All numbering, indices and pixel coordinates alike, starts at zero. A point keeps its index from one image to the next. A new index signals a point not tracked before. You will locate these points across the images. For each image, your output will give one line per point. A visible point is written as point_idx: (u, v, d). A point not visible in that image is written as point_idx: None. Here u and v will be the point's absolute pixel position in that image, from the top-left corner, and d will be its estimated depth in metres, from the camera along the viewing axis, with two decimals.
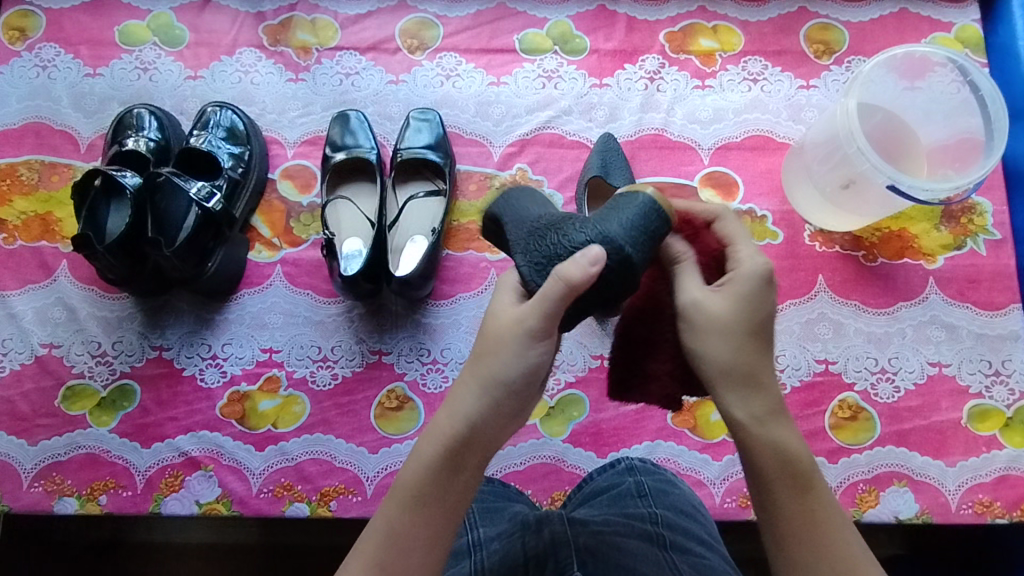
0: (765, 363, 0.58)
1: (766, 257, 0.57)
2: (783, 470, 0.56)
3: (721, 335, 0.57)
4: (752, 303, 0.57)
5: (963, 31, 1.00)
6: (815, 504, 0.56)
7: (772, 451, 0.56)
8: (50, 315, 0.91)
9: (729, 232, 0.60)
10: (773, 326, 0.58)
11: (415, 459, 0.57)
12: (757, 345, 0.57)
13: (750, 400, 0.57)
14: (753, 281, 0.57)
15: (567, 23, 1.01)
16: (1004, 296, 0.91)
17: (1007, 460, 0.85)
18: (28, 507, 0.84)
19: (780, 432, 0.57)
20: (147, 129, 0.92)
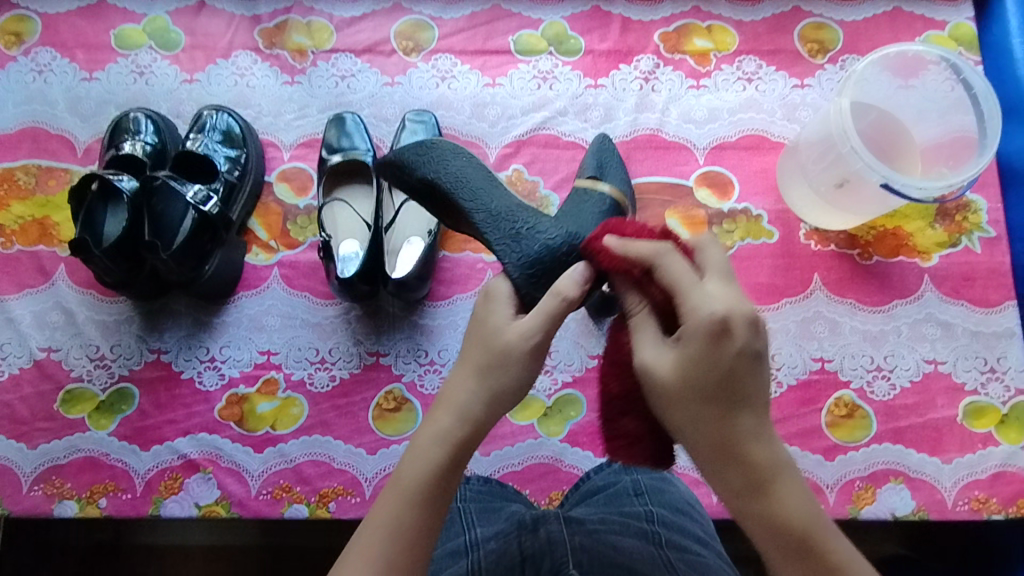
0: (740, 426, 0.51)
1: (710, 308, 0.50)
2: (783, 537, 0.51)
3: (677, 408, 0.51)
4: (699, 365, 0.50)
5: (957, 29, 1.00)
6: (820, 573, 0.51)
7: (765, 520, 0.51)
8: (48, 319, 0.91)
9: (670, 280, 0.52)
10: (738, 381, 0.50)
11: (421, 455, 0.56)
12: (721, 409, 0.51)
13: (729, 472, 0.51)
14: (701, 339, 0.50)
15: (561, 24, 1.01)
16: (999, 293, 0.92)
17: (1003, 457, 0.86)
18: (27, 510, 0.84)
19: (770, 502, 0.51)
20: (144, 133, 0.93)
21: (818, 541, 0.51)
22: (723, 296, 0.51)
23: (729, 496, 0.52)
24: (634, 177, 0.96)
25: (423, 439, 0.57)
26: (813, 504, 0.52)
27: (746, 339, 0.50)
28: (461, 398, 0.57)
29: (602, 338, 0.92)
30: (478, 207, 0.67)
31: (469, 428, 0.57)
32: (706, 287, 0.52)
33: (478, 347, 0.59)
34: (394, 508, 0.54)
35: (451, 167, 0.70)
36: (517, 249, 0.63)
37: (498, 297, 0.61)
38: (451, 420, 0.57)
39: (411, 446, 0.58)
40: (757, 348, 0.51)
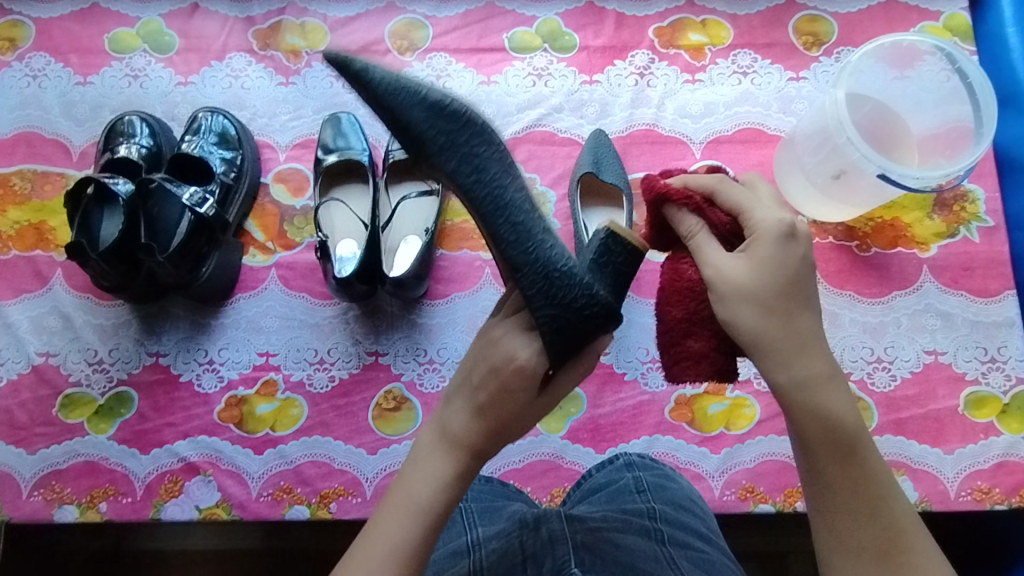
0: (805, 325, 0.57)
1: (780, 216, 0.57)
2: (826, 437, 0.55)
3: (748, 303, 0.56)
4: (771, 265, 0.56)
5: (951, 20, 1.00)
6: (858, 468, 0.55)
7: (807, 420, 0.56)
8: (46, 324, 0.91)
9: (740, 198, 0.60)
10: (802, 282, 0.57)
11: (434, 492, 0.55)
12: (787, 309, 0.56)
13: (792, 368, 0.56)
14: (769, 239, 0.57)
15: (556, 21, 1.01)
16: (998, 283, 0.91)
17: (1005, 446, 0.85)
18: (27, 516, 0.84)
19: (823, 396, 0.55)
20: (139, 136, 0.92)
21: (857, 444, 0.56)
22: (782, 212, 0.59)
23: (788, 389, 0.56)
24: (631, 173, 0.96)
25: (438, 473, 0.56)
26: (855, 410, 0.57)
27: (803, 248, 0.57)
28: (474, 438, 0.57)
29: None
30: (511, 240, 0.56)
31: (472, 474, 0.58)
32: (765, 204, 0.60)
33: (496, 398, 0.56)
34: (410, 539, 0.53)
35: (486, 170, 0.58)
36: (549, 304, 0.56)
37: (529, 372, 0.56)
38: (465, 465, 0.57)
39: (420, 475, 0.56)
40: (811, 255, 0.58)
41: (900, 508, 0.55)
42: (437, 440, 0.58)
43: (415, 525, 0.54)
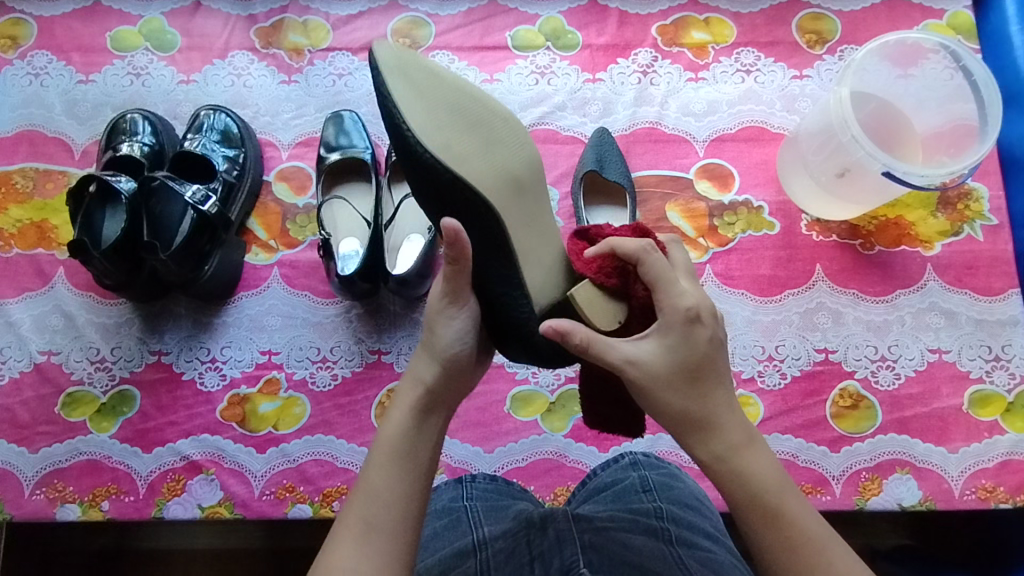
0: (719, 397, 0.58)
1: (687, 302, 0.57)
2: (748, 499, 0.56)
3: (667, 388, 0.57)
4: (681, 352, 0.58)
5: (955, 18, 1.00)
6: (789, 530, 0.55)
7: (734, 487, 0.56)
8: (48, 322, 0.91)
9: (654, 274, 0.58)
10: (713, 361, 0.58)
11: (392, 428, 0.59)
12: (704, 387, 0.58)
13: (713, 440, 0.57)
14: (677, 327, 0.57)
15: (558, 19, 1.01)
16: (1002, 281, 0.91)
17: (1009, 445, 0.85)
18: (29, 514, 0.84)
19: (747, 461, 0.57)
20: (141, 134, 0.92)
21: (782, 506, 0.55)
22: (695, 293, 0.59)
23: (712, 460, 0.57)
24: (634, 171, 0.96)
25: (394, 414, 0.60)
26: (782, 471, 0.57)
27: (713, 326, 0.59)
28: (417, 371, 0.62)
29: None
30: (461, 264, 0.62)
31: (439, 401, 0.61)
32: (678, 283, 0.58)
33: (426, 338, 0.63)
34: (391, 482, 0.56)
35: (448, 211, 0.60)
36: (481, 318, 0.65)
37: (429, 311, 0.63)
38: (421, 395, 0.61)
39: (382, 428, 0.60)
40: (716, 330, 0.59)
41: (841, 560, 0.54)
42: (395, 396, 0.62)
43: (381, 467, 0.57)
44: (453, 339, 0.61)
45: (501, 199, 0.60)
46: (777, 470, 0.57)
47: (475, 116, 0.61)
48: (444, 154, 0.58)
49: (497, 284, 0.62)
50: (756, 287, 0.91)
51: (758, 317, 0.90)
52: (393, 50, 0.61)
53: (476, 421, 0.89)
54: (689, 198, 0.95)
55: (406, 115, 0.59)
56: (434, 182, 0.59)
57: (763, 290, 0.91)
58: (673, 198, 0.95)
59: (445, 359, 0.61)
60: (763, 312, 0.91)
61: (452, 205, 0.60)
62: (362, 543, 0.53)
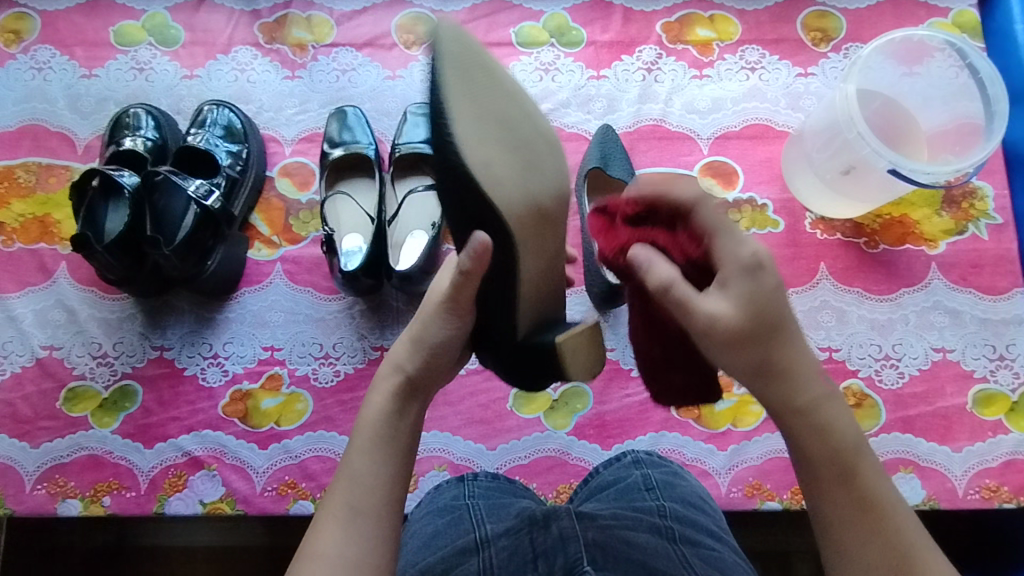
0: (794, 352, 0.58)
1: (749, 249, 0.58)
2: (824, 454, 0.57)
3: (744, 341, 0.58)
4: (754, 303, 0.57)
5: (961, 16, 0.99)
6: (861, 489, 0.55)
7: (812, 442, 0.57)
8: (50, 317, 0.90)
9: (709, 224, 0.60)
10: (784, 314, 0.58)
11: (373, 415, 0.60)
12: (778, 342, 0.58)
13: (791, 394, 0.58)
14: (737, 275, 0.58)
15: (563, 16, 1.01)
16: (1006, 280, 0.91)
17: (1013, 445, 0.85)
18: (30, 509, 0.84)
19: (823, 417, 0.57)
20: (144, 128, 0.92)
21: (854, 463, 0.56)
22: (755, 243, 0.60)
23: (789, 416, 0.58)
24: (638, 168, 0.95)
25: (375, 401, 0.61)
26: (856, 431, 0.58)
27: (775, 273, 0.58)
28: (398, 359, 0.63)
29: (608, 331, 0.92)
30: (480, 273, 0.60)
31: (418, 388, 0.62)
32: (738, 233, 0.60)
33: (412, 329, 0.64)
34: (368, 466, 0.57)
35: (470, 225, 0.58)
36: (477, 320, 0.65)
37: (429, 304, 0.64)
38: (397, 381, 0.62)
39: (361, 413, 0.61)
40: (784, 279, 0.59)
41: (909, 526, 0.54)
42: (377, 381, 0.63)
43: (363, 452, 0.58)
44: (440, 337, 0.62)
45: (522, 226, 0.59)
46: (851, 423, 0.58)
47: (521, 138, 0.60)
48: (481, 169, 0.56)
49: (490, 302, 0.62)
50: None
51: None
52: (459, 39, 0.58)
53: (479, 419, 0.89)
54: None
55: (456, 120, 0.56)
56: (463, 194, 0.56)
57: None
58: None
59: (429, 352, 0.62)
60: None
61: (475, 218, 0.58)
62: (346, 525, 0.54)
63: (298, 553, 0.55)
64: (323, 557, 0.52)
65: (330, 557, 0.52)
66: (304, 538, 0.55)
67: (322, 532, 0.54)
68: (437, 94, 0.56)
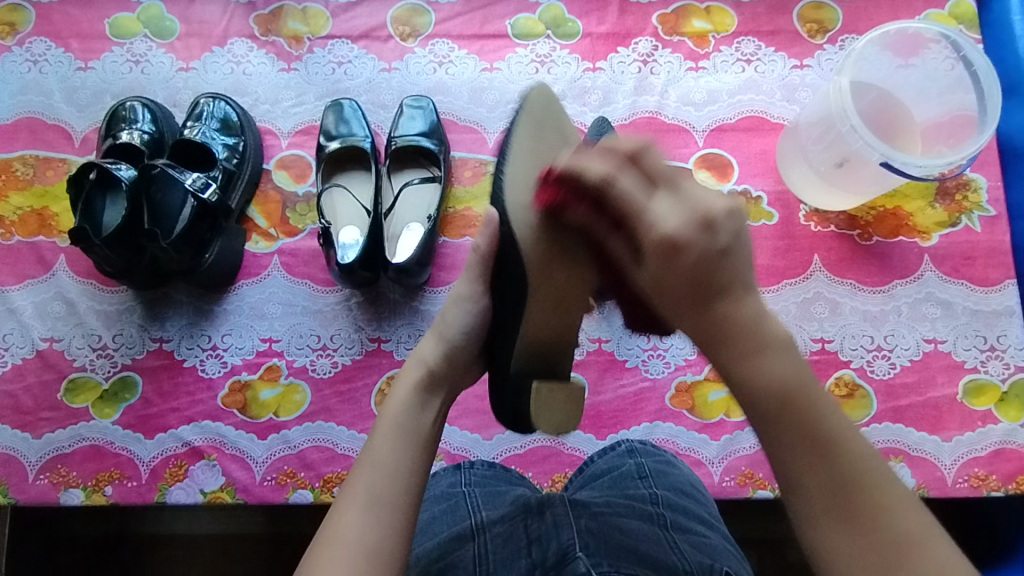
0: (729, 310, 0.54)
1: (657, 229, 0.53)
2: (761, 400, 0.53)
3: (665, 308, 0.56)
4: (667, 275, 0.54)
5: (957, 7, 0.99)
6: (804, 427, 0.52)
7: (750, 383, 0.53)
8: (50, 309, 0.91)
9: (622, 201, 0.55)
10: (709, 275, 0.53)
11: (396, 406, 0.62)
12: (698, 303, 0.54)
13: (719, 351, 0.54)
14: (656, 254, 0.54)
15: (559, 7, 1.01)
16: (999, 272, 0.92)
17: (1003, 434, 0.86)
18: (33, 499, 0.85)
19: (753, 365, 0.53)
20: (141, 121, 0.92)
21: (792, 401, 0.52)
22: (676, 211, 0.54)
23: (722, 370, 0.55)
24: None
25: (399, 391, 0.63)
26: (801, 366, 0.53)
27: (704, 240, 0.53)
28: (425, 353, 0.67)
29: (601, 322, 0.92)
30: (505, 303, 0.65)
31: (440, 381, 0.65)
32: (649, 206, 0.54)
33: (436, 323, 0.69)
34: (388, 451, 0.57)
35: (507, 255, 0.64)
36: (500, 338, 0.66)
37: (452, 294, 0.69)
38: (419, 374, 0.65)
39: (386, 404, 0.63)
40: (730, 237, 0.54)
41: (857, 453, 0.51)
42: (413, 372, 0.65)
43: (385, 438, 0.59)
44: (461, 326, 0.67)
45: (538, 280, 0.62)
46: (793, 363, 0.53)
47: None
48: (514, 212, 0.63)
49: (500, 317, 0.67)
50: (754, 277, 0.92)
51: None
52: (541, 104, 0.68)
53: (475, 409, 0.90)
54: None
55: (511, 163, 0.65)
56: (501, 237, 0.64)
57: (761, 280, 0.92)
58: None
59: (450, 343, 0.67)
60: None
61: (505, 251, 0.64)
62: (369, 510, 0.53)
63: (314, 542, 0.53)
64: (345, 537, 0.51)
65: (351, 542, 0.51)
66: (323, 527, 0.54)
67: (345, 518, 0.53)
68: (508, 144, 0.66)
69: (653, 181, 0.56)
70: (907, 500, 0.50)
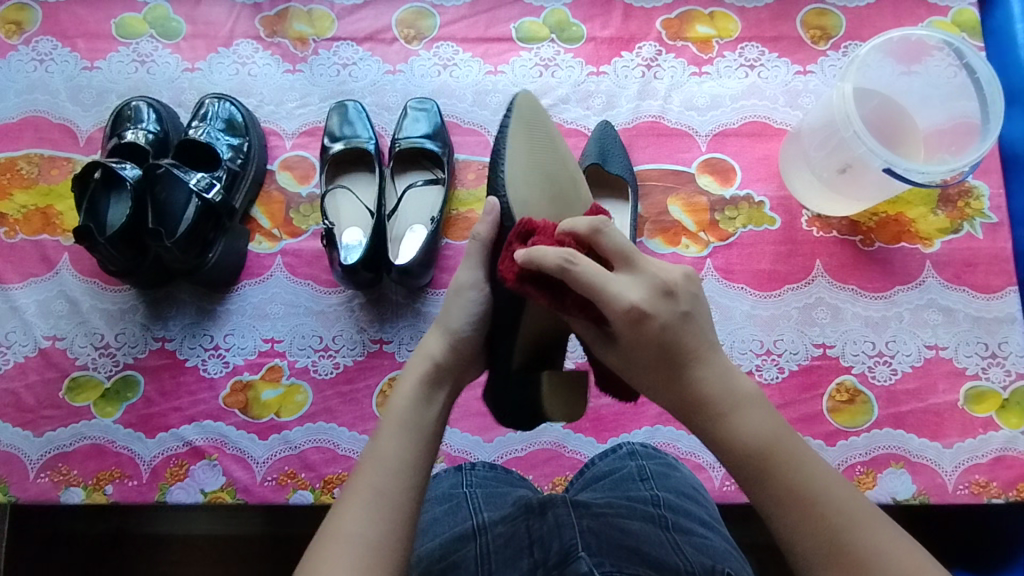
0: (699, 377, 0.54)
1: (620, 302, 0.53)
2: (739, 463, 0.53)
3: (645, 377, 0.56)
4: (637, 346, 0.55)
5: (960, 15, 1.00)
6: (784, 488, 0.51)
7: (727, 444, 0.54)
8: (53, 308, 0.91)
9: (586, 283, 0.53)
10: (673, 343, 0.54)
11: (401, 401, 0.60)
12: (670, 372, 0.55)
13: (697, 420, 0.55)
14: (624, 329, 0.54)
15: (564, 11, 1.01)
16: (1000, 279, 0.92)
17: (1003, 441, 0.86)
18: (33, 497, 0.85)
19: (727, 427, 0.54)
20: (146, 121, 0.93)
21: (771, 459, 0.52)
22: (635, 284, 0.54)
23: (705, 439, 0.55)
24: (637, 164, 0.96)
25: (404, 384, 0.62)
26: (773, 420, 0.54)
27: (665, 308, 0.54)
28: (429, 346, 0.65)
29: None
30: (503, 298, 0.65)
31: (446, 375, 0.64)
32: (610, 284, 0.54)
33: (441, 317, 0.67)
34: (393, 448, 0.57)
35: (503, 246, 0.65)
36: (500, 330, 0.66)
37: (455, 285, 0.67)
38: (423, 367, 0.63)
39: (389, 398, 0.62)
40: (688, 304, 0.55)
41: (840, 501, 0.51)
42: (417, 363, 0.64)
43: (390, 435, 0.58)
44: (467, 318, 0.65)
45: None
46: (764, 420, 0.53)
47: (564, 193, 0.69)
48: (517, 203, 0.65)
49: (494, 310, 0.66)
50: (755, 282, 0.92)
51: (755, 312, 0.91)
52: (529, 109, 0.72)
53: (476, 411, 0.90)
54: (691, 192, 0.95)
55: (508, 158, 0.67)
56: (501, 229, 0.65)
57: (762, 285, 0.92)
58: (675, 191, 0.95)
59: (457, 336, 0.65)
60: (762, 306, 0.91)
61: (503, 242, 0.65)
62: (371, 510, 0.52)
63: (315, 539, 0.53)
64: (346, 538, 0.51)
65: (356, 539, 0.51)
66: (323, 525, 0.53)
67: (346, 517, 0.52)
68: (501, 142, 0.69)
69: (611, 255, 0.56)
70: (897, 544, 0.50)
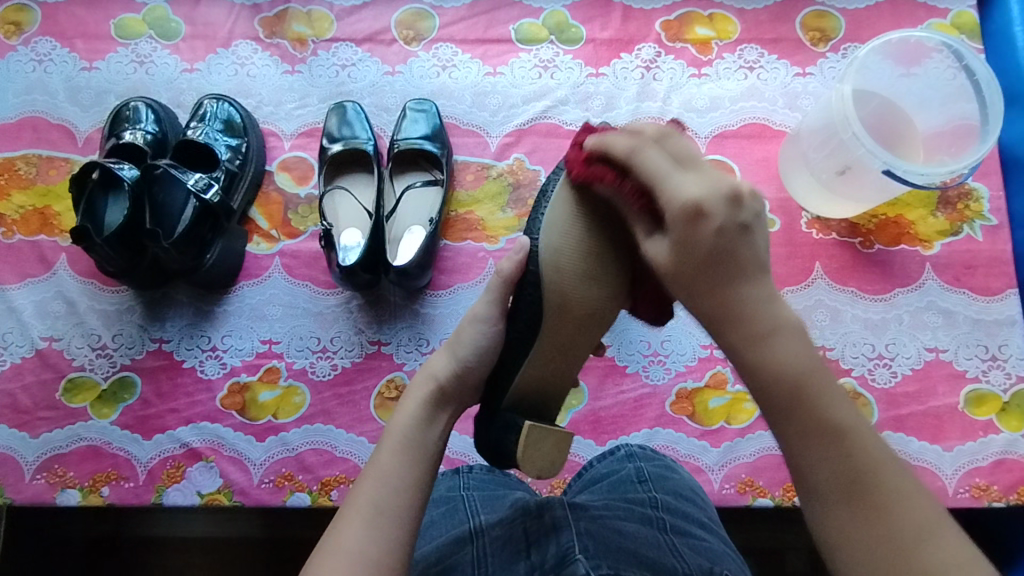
0: (742, 294, 0.53)
1: (679, 197, 0.53)
2: (772, 389, 0.52)
3: (679, 289, 0.55)
4: (684, 249, 0.53)
5: (960, 17, 1.00)
6: (815, 418, 0.51)
7: (762, 370, 0.52)
8: (50, 308, 0.91)
9: (649, 170, 0.56)
10: (727, 253, 0.53)
11: (403, 422, 0.61)
12: (716, 282, 0.53)
13: (728, 333, 0.53)
14: (678, 224, 0.54)
15: (563, 13, 1.01)
16: (1000, 282, 0.92)
17: (1003, 444, 0.86)
18: (29, 499, 0.85)
19: (763, 350, 0.52)
20: (144, 122, 0.92)
21: (804, 388, 0.51)
22: (700, 184, 0.54)
23: (733, 357, 0.54)
24: None
25: (408, 406, 0.63)
26: (813, 353, 0.53)
27: (725, 214, 0.53)
28: (434, 367, 0.65)
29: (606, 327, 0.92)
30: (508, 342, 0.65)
31: (450, 398, 0.64)
32: (671, 179, 0.55)
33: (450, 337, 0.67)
34: (392, 466, 0.57)
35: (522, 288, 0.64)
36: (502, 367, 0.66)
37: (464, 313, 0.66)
38: (426, 390, 0.63)
39: (392, 419, 0.62)
40: (750, 218, 0.54)
41: (869, 439, 0.50)
42: (421, 386, 0.64)
43: (391, 453, 0.58)
44: (475, 344, 0.64)
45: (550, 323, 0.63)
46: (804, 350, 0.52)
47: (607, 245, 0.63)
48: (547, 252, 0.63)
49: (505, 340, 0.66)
50: None
51: None
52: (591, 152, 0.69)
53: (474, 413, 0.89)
54: None
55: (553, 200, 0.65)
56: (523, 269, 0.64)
57: None
58: None
59: (464, 362, 0.64)
60: None
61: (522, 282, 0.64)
62: (369, 526, 0.52)
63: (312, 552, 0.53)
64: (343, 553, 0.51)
65: (353, 554, 0.51)
66: (322, 539, 0.53)
67: (344, 533, 0.52)
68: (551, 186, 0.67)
69: (674, 156, 0.56)
70: (917, 490, 0.49)
